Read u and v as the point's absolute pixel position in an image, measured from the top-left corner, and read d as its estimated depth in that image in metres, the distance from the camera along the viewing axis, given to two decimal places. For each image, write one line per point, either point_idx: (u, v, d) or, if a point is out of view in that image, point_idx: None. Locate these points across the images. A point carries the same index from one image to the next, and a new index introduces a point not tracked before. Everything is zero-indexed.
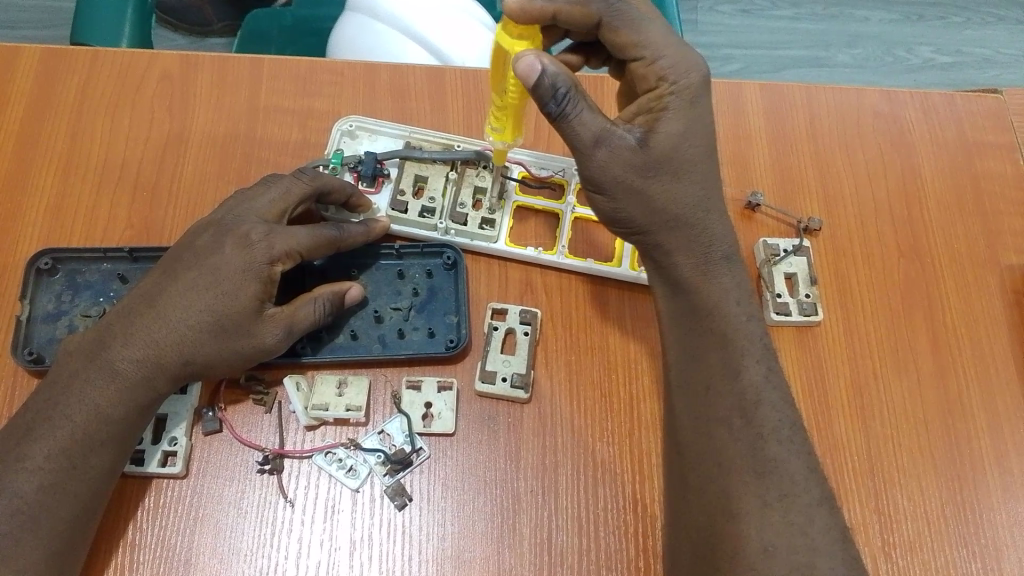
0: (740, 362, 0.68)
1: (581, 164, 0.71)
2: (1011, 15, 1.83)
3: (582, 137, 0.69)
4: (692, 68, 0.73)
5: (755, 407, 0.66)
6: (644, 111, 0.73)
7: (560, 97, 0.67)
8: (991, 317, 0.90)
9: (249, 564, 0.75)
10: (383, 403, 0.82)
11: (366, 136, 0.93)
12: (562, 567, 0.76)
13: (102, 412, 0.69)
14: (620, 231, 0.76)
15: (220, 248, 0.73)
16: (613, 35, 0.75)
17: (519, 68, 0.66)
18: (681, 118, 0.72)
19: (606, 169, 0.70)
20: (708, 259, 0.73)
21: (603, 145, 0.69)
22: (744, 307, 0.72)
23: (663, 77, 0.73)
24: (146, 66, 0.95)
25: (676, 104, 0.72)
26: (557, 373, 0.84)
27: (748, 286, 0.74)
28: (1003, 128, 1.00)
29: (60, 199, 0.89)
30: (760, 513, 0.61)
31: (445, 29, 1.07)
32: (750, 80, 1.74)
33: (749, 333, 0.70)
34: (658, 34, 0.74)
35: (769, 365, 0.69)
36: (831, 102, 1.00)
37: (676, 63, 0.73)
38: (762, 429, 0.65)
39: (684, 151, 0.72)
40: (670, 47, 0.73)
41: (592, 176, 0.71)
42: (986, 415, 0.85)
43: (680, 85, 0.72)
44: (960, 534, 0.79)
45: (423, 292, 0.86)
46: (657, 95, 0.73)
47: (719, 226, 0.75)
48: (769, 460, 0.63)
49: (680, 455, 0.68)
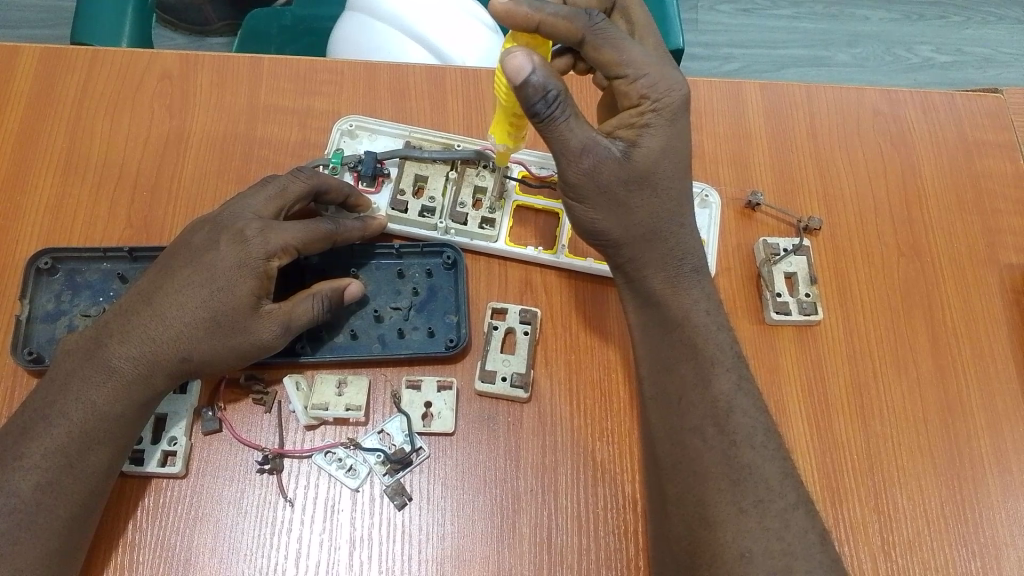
0: (711, 370, 0.69)
1: (566, 169, 0.70)
2: (1012, 14, 1.83)
3: (569, 144, 0.68)
4: (673, 85, 0.71)
5: (731, 415, 0.66)
6: (625, 125, 0.72)
7: (551, 99, 0.66)
8: (991, 317, 0.90)
9: (249, 564, 0.75)
10: (383, 403, 0.82)
11: (366, 136, 0.93)
12: (562, 567, 0.76)
13: (100, 410, 0.69)
14: (596, 242, 0.75)
15: (214, 245, 0.73)
16: (595, 52, 0.71)
17: (511, 65, 0.64)
18: (661, 133, 0.71)
19: (598, 174, 0.70)
20: (679, 271, 0.74)
21: (589, 153, 0.69)
22: (713, 316, 0.73)
23: (644, 96, 0.71)
24: (146, 65, 0.95)
25: (656, 121, 0.71)
26: (557, 373, 0.84)
27: (716, 297, 0.75)
28: (1002, 127, 1.00)
29: (60, 199, 0.89)
30: (735, 519, 0.61)
31: (444, 29, 1.07)
32: (750, 79, 1.73)
33: (721, 340, 0.71)
34: (640, 52, 0.71)
35: (740, 373, 0.69)
36: (830, 102, 1.00)
37: (658, 80, 0.71)
38: (739, 435, 0.65)
39: (666, 165, 0.72)
40: (651, 65, 0.71)
41: (578, 180, 0.70)
42: (985, 415, 0.85)
43: (662, 103, 0.71)
44: (958, 533, 0.79)
45: (423, 291, 0.86)
46: (638, 112, 0.71)
47: (696, 237, 0.76)
48: (747, 466, 0.64)
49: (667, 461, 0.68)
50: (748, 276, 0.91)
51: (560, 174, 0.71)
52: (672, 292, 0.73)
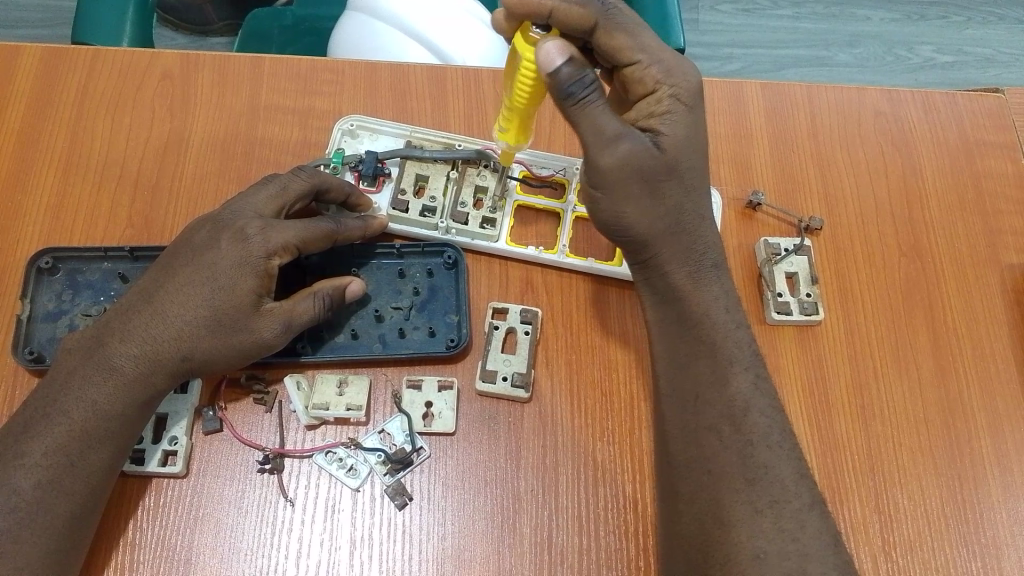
0: (717, 370, 0.68)
1: (600, 161, 0.69)
2: (1012, 14, 1.83)
3: (602, 129, 0.68)
4: (687, 73, 0.73)
5: (741, 415, 0.66)
6: (643, 114, 0.73)
7: (587, 82, 0.66)
8: (993, 317, 0.90)
9: (249, 564, 0.75)
10: (383, 403, 0.82)
11: (367, 136, 0.93)
12: (563, 567, 0.76)
13: (101, 409, 0.69)
14: (617, 239, 0.75)
15: (215, 244, 0.73)
16: (609, 38, 0.71)
17: (546, 49, 0.64)
18: (682, 119, 0.72)
19: (629, 166, 0.69)
20: (685, 270, 0.73)
21: (622, 140, 0.69)
22: (734, 315, 0.73)
23: (659, 82, 0.72)
24: (147, 65, 0.95)
25: (674, 107, 0.72)
26: (557, 373, 0.84)
27: (738, 295, 0.75)
28: (1003, 127, 1.00)
29: (60, 199, 0.89)
30: (744, 519, 0.61)
31: (446, 30, 1.07)
32: (750, 79, 1.73)
33: (728, 341, 0.70)
34: (652, 39, 0.73)
35: (752, 372, 0.69)
36: (831, 102, 1.00)
37: (672, 67, 0.72)
38: (749, 435, 0.65)
39: (672, 162, 0.72)
40: (665, 51, 0.73)
41: (608, 171, 0.69)
42: (987, 415, 0.85)
43: (678, 88, 0.72)
44: (960, 533, 0.79)
45: (423, 291, 0.86)
46: (655, 98, 0.72)
47: (709, 234, 0.76)
48: (758, 467, 0.64)
49: (670, 462, 0.67)
50: (749, 276, 0.91)
51: (592, 166, 0.70)
52: (674, 294, 0.73)
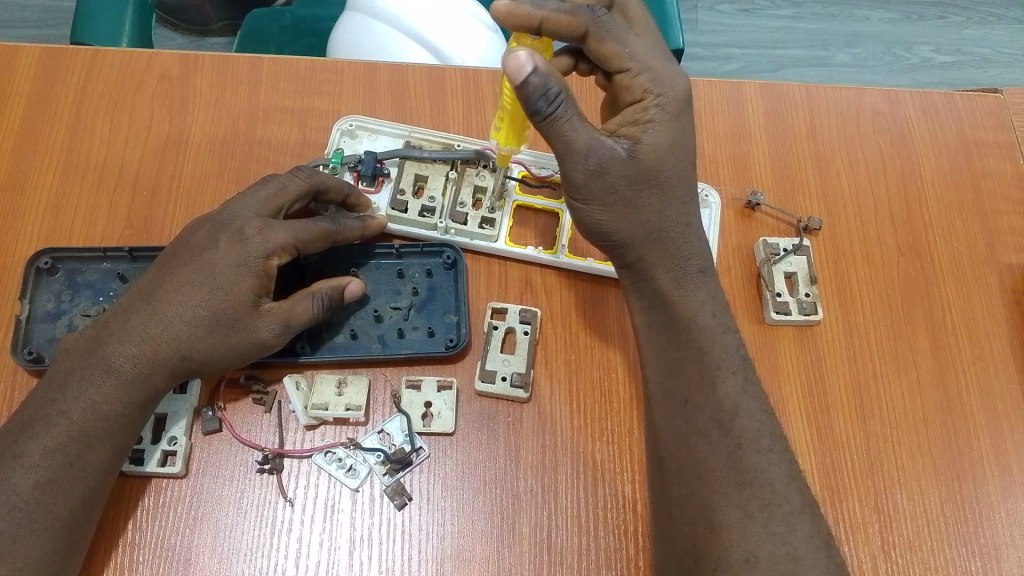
0: (715, 372, 0.68)
1: (571, 171, 0.70)
2: (1011, 15, 1.83)
3: (572, 144, 0.68)
4: (676, 81, 0.73)
5: (734, 418, 0.66)
6: (629, 122, 0.72)
7: (552, 97, 0.66)
8: (991, 317, 0.90)
9: (249, 564, 0.75)
10: (383, 403, 0.82)
11: (366, 136, 0.93)
12: (563, 567, 0.76)
13: (100, 409, 0.69)
14: (602, 241, 0.75)
15: (213, 244, 0.73)
16: (599, 45, 0.72)
17: (512, 64, 0.64)
18: (666, 128, 0.72)
19: (600, 174, 0.70)
20: (684, 271, 0.74)
21: (594, 154, 0.69)
22: (721, 319, 0.72)
23: (647, 90, 0.72)
24: (146, 65, 0.95)
25: (659, 116, 0.72)
26: (557, 373, 0.84)
27: (723, 298, 0.75)
28: (1002, 128, 1.00)
29: (60, 199, 0.89)
30: (739, 522, 0.61)
31: (445, 30, 1.07)
32: (750, 79, 1.73)
33: (724, 344, 0.71)
34: (642, 46, 0.72)
35: (745, 376, 0.69)
36: (830, 103, 1.00)
37: (661, 76, 0.72)
38: (741, 439, 0.65)
39: (668, 163, 0.72)
40: (654, 59, 0.72)
41: (578, 179, 0.70)
42: (986, 414, 0.85)
43: (665, 97, 0.72)
44: (959, 534, 0.79)
45: (423, 291, 0.86)
46: (641, 107, 0.72)
47: (697, 239, 0.76)
48: (749, 470, 0.63)
49: (664, 464, 0.67)
50: (748, 276, 0.91)
51: (564, 175, 0.71)
52: (673, 295, 0.73)
